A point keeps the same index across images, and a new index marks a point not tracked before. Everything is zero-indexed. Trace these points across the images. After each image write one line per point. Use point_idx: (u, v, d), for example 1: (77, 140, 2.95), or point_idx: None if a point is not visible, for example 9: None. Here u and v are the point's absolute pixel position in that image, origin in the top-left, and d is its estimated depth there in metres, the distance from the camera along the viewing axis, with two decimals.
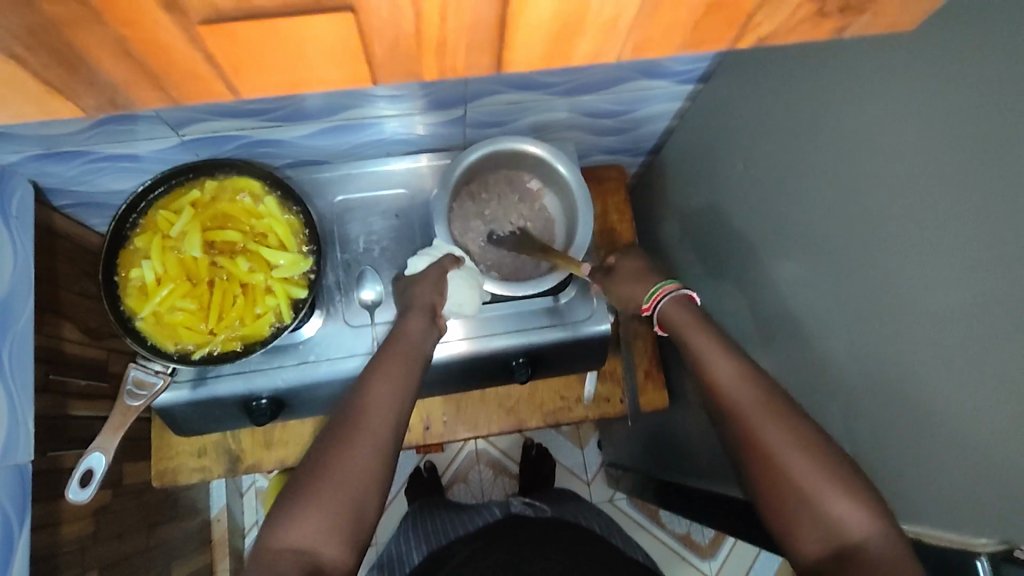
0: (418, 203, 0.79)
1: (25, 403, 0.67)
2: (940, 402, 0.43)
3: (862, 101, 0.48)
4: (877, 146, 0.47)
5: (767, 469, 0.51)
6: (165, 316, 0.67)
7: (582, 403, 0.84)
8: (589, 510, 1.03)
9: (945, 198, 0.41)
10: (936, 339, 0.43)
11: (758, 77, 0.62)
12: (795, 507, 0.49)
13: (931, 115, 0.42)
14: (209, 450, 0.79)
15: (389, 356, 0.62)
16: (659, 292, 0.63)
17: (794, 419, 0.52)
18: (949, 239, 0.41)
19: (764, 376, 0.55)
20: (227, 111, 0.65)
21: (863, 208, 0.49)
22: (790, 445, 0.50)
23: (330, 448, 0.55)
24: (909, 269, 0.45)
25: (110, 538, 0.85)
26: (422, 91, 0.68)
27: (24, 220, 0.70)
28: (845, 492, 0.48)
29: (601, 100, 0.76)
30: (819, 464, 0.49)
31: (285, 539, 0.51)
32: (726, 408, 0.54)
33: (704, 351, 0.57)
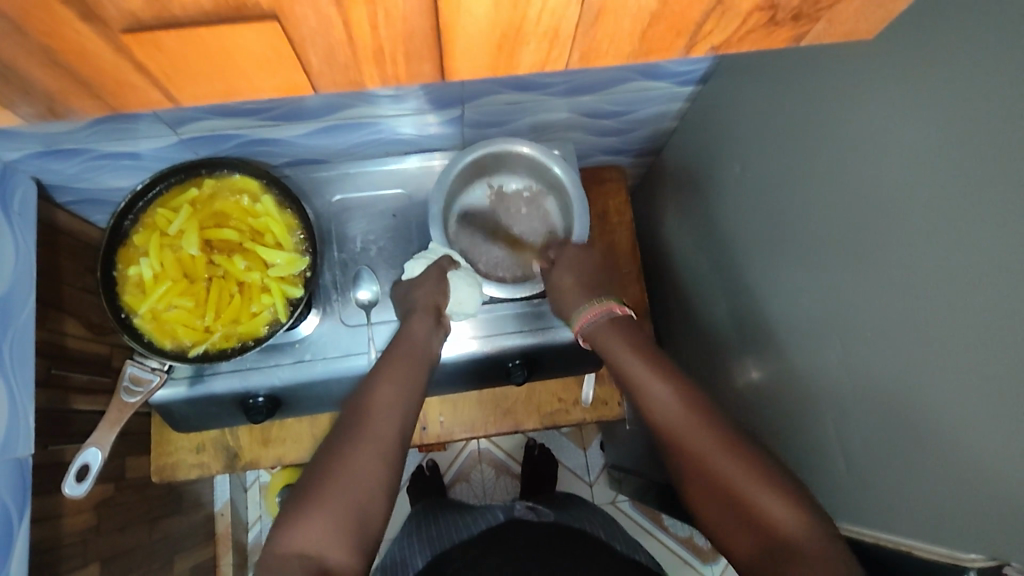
0: (417, 203, 0.78)
1: (25, 399, 0.68)
2: (933, 413, 0.42)
3: (862, 104, 0.47)
4: (873, 150, 0.46)
5: (699, 479, 0.54)
6: (162, 314, 0.67)
7: (580, 405, 0.84)
8: (591, 513, 1.03)
9: (941, 205, 0.40)
10: (929, 349, 0.42)
11: (757, 79, 0.61)
12: (731, 511, 0.52)
13: (928, 120, 0.41)
14: (206, 446, 0.79)
15: (388, 358, 0.62)
16: (591, 309, 0.65)
17: (720, 430, 0.55)
18: (944, 247, 0.40)
19: (693, 391, 0.58)
20: (224, 110, 0.66)
21: (858, 214, 0.48)
22: (716, 454, 0.54)
23: (335, 451, 0.55)
24: (903, 276, 0.44)
25: (111, 531, 0.86)
26: (420, 90, 0.67)
27: (26, 217, 0.71)
28: (775, 493, 0.51)
29: (601, 100, 0.76)
30: (744, 468, 0.52)
31: (282, 538, 0.51)
32: (658, 425, 0.57)
33: (636, 363, 0.60)
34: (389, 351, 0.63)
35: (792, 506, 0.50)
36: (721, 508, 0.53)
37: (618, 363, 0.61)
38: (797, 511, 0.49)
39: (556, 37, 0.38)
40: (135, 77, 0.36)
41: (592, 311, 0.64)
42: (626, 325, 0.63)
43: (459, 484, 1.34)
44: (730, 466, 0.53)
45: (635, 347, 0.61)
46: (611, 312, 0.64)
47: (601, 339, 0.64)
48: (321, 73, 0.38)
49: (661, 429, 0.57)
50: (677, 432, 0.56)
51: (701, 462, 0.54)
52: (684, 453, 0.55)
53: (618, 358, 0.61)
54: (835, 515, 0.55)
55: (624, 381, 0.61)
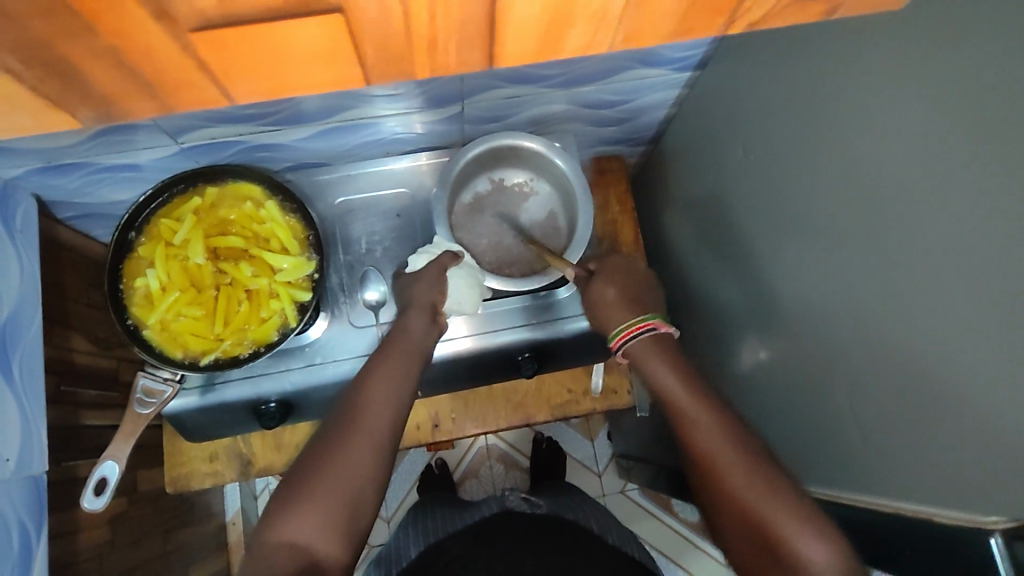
0: (419, 202, 0.78)
1: (37, 415, 0.68)
2: (943, 381, 0.43)
3: (861, 82, 0.48)
4: (873, 127, 0.47)
5: (735, 513, 0.54)
6: (172, 324, 0.67)
7: (590, 395, 0.84)
8: (587, 503, 1.03)
9: (944, 177, 0.41)
10: (938, 319, 0.43)
11: (755, 62, 0.62)
12: (761, 546, 0.52)
13: (930, 93, 0.42)
14: (220, 454, 0.79)
15: (382, 354, 0.61)
16: (633, 325, 0.63)
17: (757, 463, 0.54)
18: (948, 218, 0.41)
19: (733, 423, 0.57)
20: (225, 117, 0.66)
21: (861, 190, 0.49)
22: (755, 491, 0.53)
23: (327, 446, 0.55)
24: (908, 249, 0.45)
25: (126, 544, 0.86)
26: (419, 88, 0.68)
27: (28, 233, 0.71)
28: (815, 536, 0.50)
29: (598, 91, 0.76)
30: (784, 508, 0.52)
31: (281, 525, 0.52)
32: (694, 452, 0.57)
33: (679, 396, 0.59)
34: (384, 347, 0.62)
35: (832, 550, 0.50)
36: (753, 543, 0.53)
37: (655, 385, 0.61)
38: (837, 558, 0.49)
39: (603, 22, 0.38)
40: (194, 78, 0.36)
41: (635, 328, 0.63)
42: (671, 349, 0.62)
43: (469, 481, 1.34)
44: (765, 501, 0.52)
45: (677, 376, 0.60)
46: (656, 329, 0.63)
47: (639, 357, 0.63)
48: (374, 67, 0.38)
49: (695, 458, 0.57)
50: (713, 462, 0.55)
51: (737, 495, 0.54)
52: (718, 483, 0.55)
53: (658, 384, 0.61)
54: (851, 487, 0.56)
55: (659, 404, 0.61)
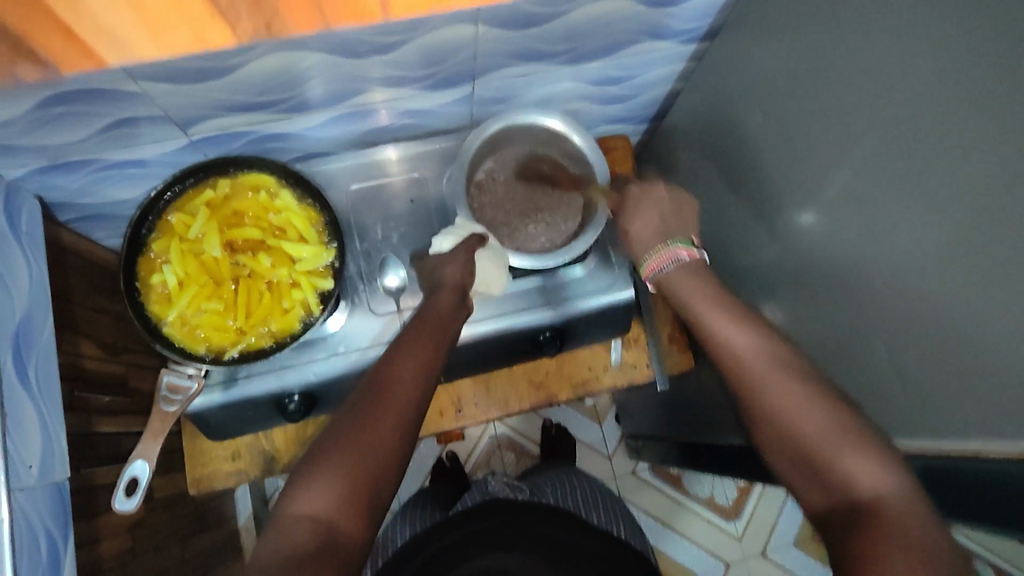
0: (432, 186, 0.78)
1: (55, 420, 0.66)
2: (980, 322, 0.44)
3: (885, 35, 0.49)
4: (897, 82, 0.48)
5: (773, 428, 0.52)
6: (192, 320, 0.66)
7: (610, 371, 0.85)
8: (586, 483, 1.02)
9: (980, 121, 0.42)
10: (977, 260, 0.44)
11: (771, 27, 0.63)
12: (803, 458, 0.50)
13: (961, 41, 0.43)
14: (242, 452, 0.78)
15: (413, 330, 0.60)
16: (659, 254, 0.62)
17: (801, 375, 0.53)
18: (985, 161, 0.42)
19: (776, 341, 0.55)
20: (238, 105, 0.65)
21: (887, 144, 0.50)
22: (796, 403, 0.51)
23: (354, 416, 0.53)
24: (942, 197, 0.46)
25: (146, 552, 0.84)
26: (430, 68, 0.67)
27: (34, 235, 0.69)
28: (862, 450, 0.48)
29: (607, 66, 0.77)
30: (825, 420, 0.50)
31: (300, 499, 0.49)
32: (732, 368, 0.56)
33: (715, 318, 0.58)
34: (414, 324, 0.61)
35: (879, 464, 0.47)
36: (794, 458, 0.51)
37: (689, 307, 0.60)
38: (884, 472, 0.46)
39: None
40: None
41: (659, 258, 0.62)
42: (705, 279, 0.61)
43: (480, 471, 1.34)
44: (809, 413, 0.50)
45: (713, 301, 0.59)
46: (679, 258, 0.62)
47: (676, 286, 0.61)
48: None
49: (733, 375, 0.56)
50: (752, 378, 0.54)
51: (776, 409, 0.52)
52: (757, 398, 0.53)
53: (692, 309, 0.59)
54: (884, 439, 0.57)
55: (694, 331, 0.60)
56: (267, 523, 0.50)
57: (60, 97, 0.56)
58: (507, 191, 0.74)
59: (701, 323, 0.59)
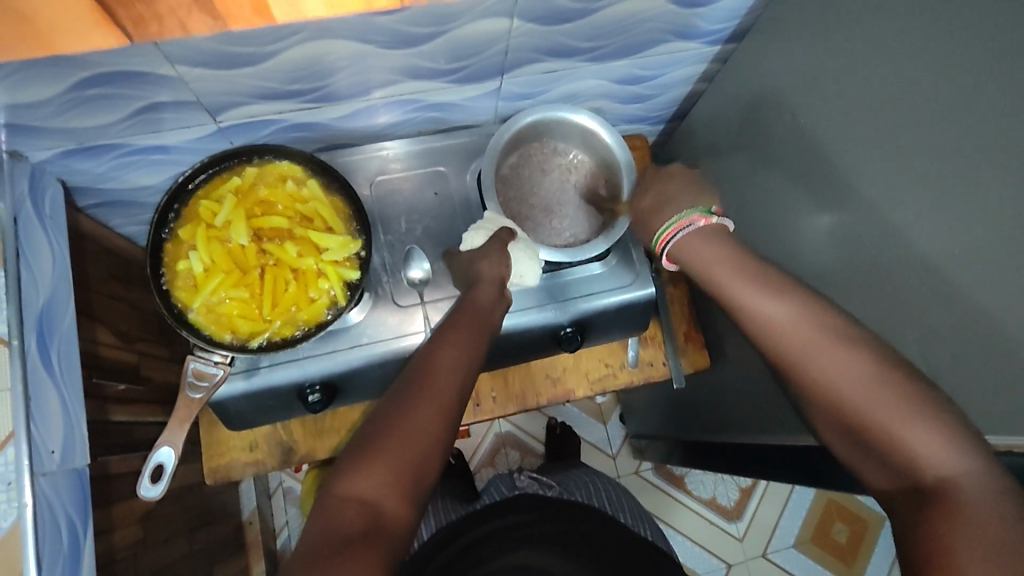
0: (455, 180, 0.78)
1: (77, 406, 0.65)
2: (996, 322, 0.44)
3: (908, 41, 0.50)
4: (920, 84, 0.49)
5: (833, 411, 0.52)
6: (218, 307, 0.66)
7: (627, 368, 0.85)
8: (599, 477, 1.04)
9: (1002, 123, 0.43)
10: (989, 266, 0.45)
11: (793, 28, 0.63)
12: (862, 435, 0.50)
13: (983, 47, 0.44)
14: (260, 443, 0.77)
15: (451, 323, 0.62)
16: (676, 224, 0.64)
17: (852, 344, 0.52)
18: (1009, 164, 0.43)
19: (824, 310, 0.55)
20: (267, 93, 0.65)
21: (907, 146, 0.51)
22: (855, 382, 0.51)
23: (396, 404, 0.55)
24: (961, 197, 0.46)
25: (157, 543, 0.83)
26: (461, 61, 0.68)
27: (57, 219, 0.68)
28: (919, 420, 0.47)
29: (631, 66, 0.77)
30: (888, 397, 0.49)
31: (345, 480, 0.51)
32: (781, 345, 0.56)
33: (760, 295, 0.58)
34: (451, 316, 0.63)
35: (945, 441, 0.46)
36: (859, 441, 0.50)
37: (731, 287, 0.60)
38: (952, 449, 0.45)
39: None
40: None
41: (677, 226, 0.64)
42: (745, 258, 0.61)
43: (485, 469, 1.34)
44: (863, 387, 0.50)
45: (759, 281, 0.59)
46: (705, 229, 0.63)
47: (698, 255, 0.63)
48: None
49: (786, 359, 0.55)
50: (807, 358, 0.54)
51: (835, 390, 0.52)
52: (810, 375, 0.54)
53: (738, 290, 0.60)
54: None
55: (741, 312, 0.60)
56: (313, 506, 0.51)
57: (92, 79, 0.56)
58: (531, 188, 0.74)
59: (746, 302, 0.59)
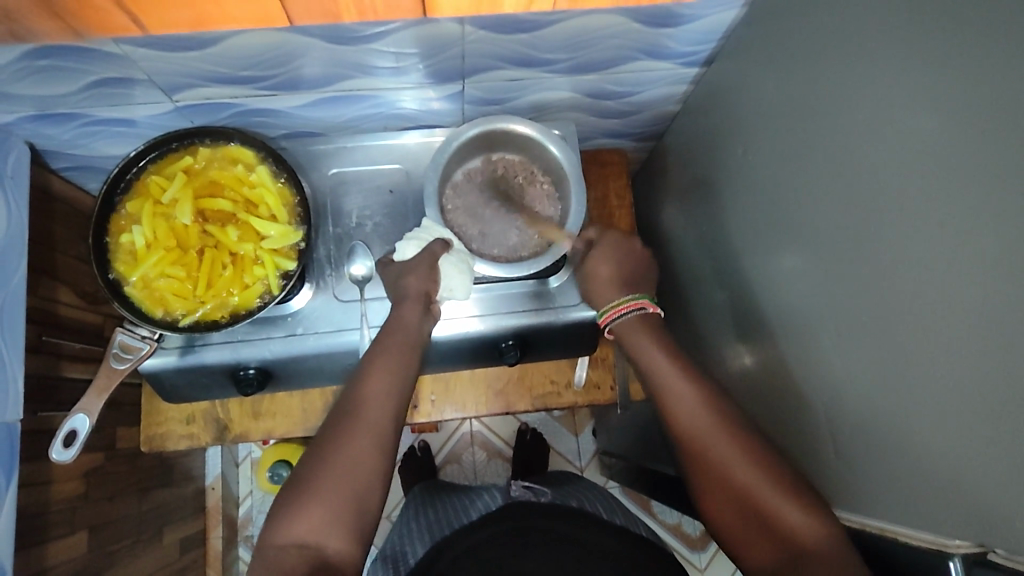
0: (412, 180, 0.78)
1: (14, 363, 0.68)
2: (943, 398, 0.42)
3: (873, 88, 0.47)
4: (885, 135, 0.46)
5: (720, 485, 0.57)
6: (154, 283, 0.67)
7: (572, 388, 0.84)
8: (590, 490, 1.01)
9: (959, 189, 0.40)
10: (933, 334, 0.42)
11: (767, 60, 0.61)
12: (750, 513, 0.55)
13: (937, 105, 0.42)
14: (197, 417, 0.80)
15: (382, 344, 0.63)
16: (618, 306, 0.66)
17: (734, 429, 0.58)
18: (962, 231, 0.40)
19: (713, 394, 0.60)
20: (222, 77, 0.65)
21: (867, 195, 0.48)
22: (742, 460, 0.56)
23: (332, 440, 0.57)
24: (912, 259, 0.44)
25: (100, 499, 0.86)
26: (421, 62, 0.67)
27: (19, 179, 0.70)
28: (798, 502, 0.53)
29: (602, 80, 0.75)
30: (770, 476, 0.55)
31: (282, 530, 0.54)
32: (680, 429, 0.60)
33: (661, 365, 0.62)
34: (383, 339, 0.64)
35: (813, 514, 0.52)
36: (745, 515, 0.56)
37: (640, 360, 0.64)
38: (819, 521, 0.52)
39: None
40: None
41: (619, 308, 0.66)
42: (658, 331, 0.65)
43: (451, 464, 1.34)
44: (748, 470, 0.56)
45: (665, 353, 0.63)
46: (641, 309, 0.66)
47: (626, 332, 0.66)
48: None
49: (680, 435, 0.60)
50: (699, 436, 0.58)
51: (724, 466, 0.57)
52: (705, 458, 0.58)
53: (648, 360, 0.63)
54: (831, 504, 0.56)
55: (646, 385, 0.63)
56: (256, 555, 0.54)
57: (46, 49, 0.57)
58: (483, 201, 0.73)
59: (650, 378, 0.63)
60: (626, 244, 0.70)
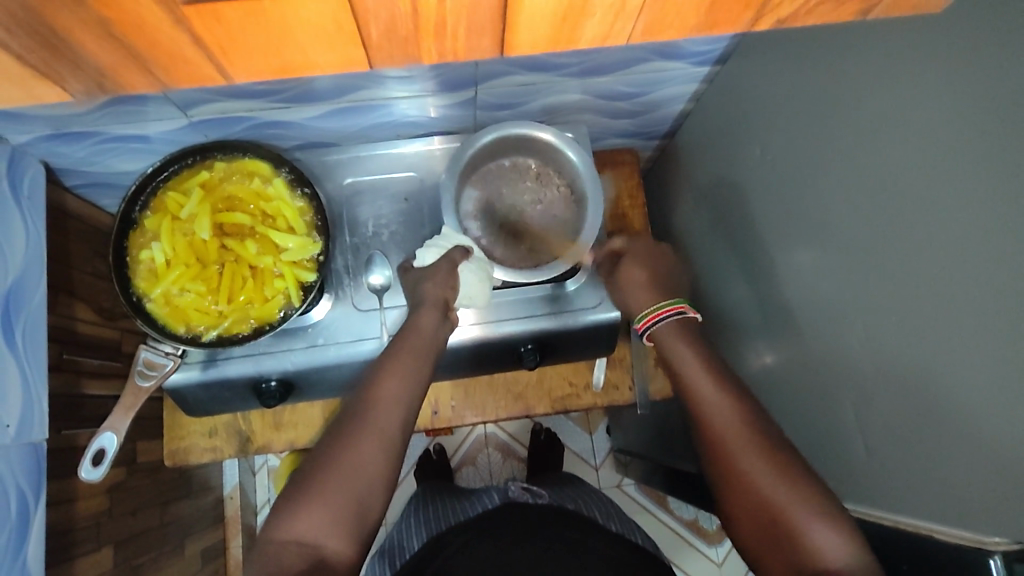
0: (428, 187, 0.78)
1: (39, 383, 0.68)
2: (971, 393, 0.42)
3: (891, 85, 0.47)
4: (905, 133, 0.46)
5: (738, 489, 0.56)
6: (176, 299, 0.67)
7: (591, 389, 0.84)
8: (590, 493, 1.01)
9: (981, 186, 0.40)
10: (962, 328, 0.43)
11: (780, 58, 0.61)
12: (769, 524, 0.54)
13: (957, 102, 0.42)
14: (220, 430, 0.80)
15: (398, 351, 0.62)
16: (656, 311, 0.67)
17: (764, 438, 0.57)
18: (985, 226, 0.40)
19: (749, 405, 0.59)
20: (236, 92, 0.65)
21: (887, 192, 0.48)
22: (767, 472, 0.55)
23: (339, 442, 0.57)
24: (935, 256, 0.44)
25: (124, 513, 0.87)
26: (435, 71, 0.67)
27: (36, 200, 0.70)
28: (820, 518, 0.52)
29: (614, 82, 0.75)
30: (791, 488, 0.54)
31: (288, 526, 0.53)
32: (709, 433, 0.59)
33: (698, 373, 0.62)
34: (401, 343, 0.63)
35: (834, 533, 0.51)
36: (762, 525, 0.54)
37: (677, 367, 0.63)
38: (840, 539, 0.51)
39: None
40: None
41: (658, 313, 0.66)
42: (695, 339, 0.65)
43: (467, 466, 1.34)
44: (773, 480, 0.54)
45: (702, 360, 0.63)
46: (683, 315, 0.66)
47: (667, 339, 0.66)
48: None
49: (708, 441, 0.59)
50: (729, 442, 0.58)
51: (748, 474, 0.56)
52: (731, 464, 0.57)
53: (683, 367, 0.63)
54: (862, 500, 0.56)
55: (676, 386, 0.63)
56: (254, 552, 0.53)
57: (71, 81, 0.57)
58: (502, 202, 0.73)
59: (685, 383, 0.62)
60: (655, 249, 0.73)
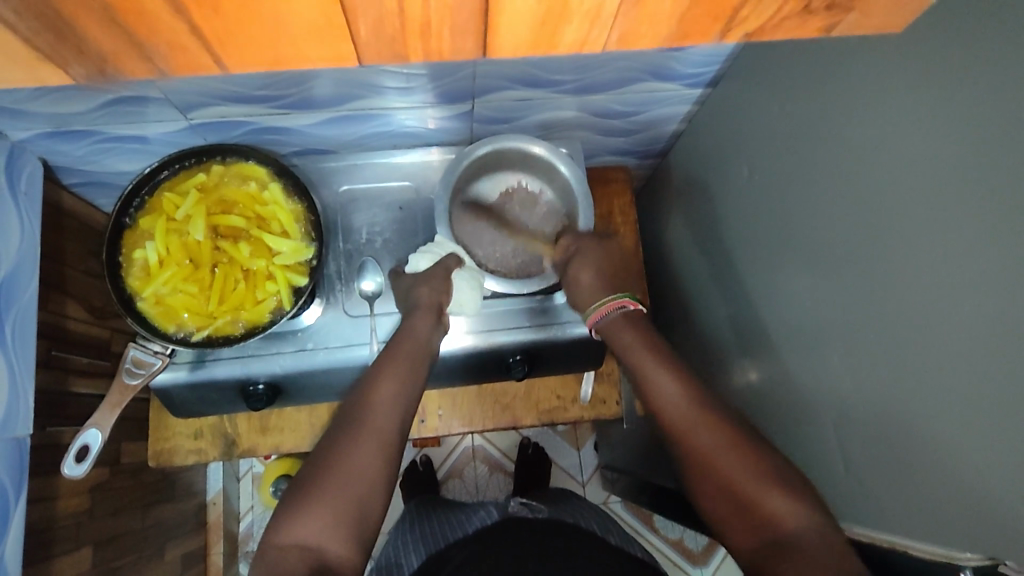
0: (423, 197, 0.79)
1: (25, 377, 0.68)
2: (949, 408, 0.43)
3: (874, 109, 0.49)
4: (886, 154, 0.48)
5: (705, 477, 0.55)
6: (167, 299, 0.67)
7: (578, 403, 0.84)
8: (589, 508, 1.00)
9: (957, 206, 0.42)
10: (939, 345, 0.43)
11: (769, 81, 0.62)
12: (734, 505, 0.53)
13: (934, 124, 0.43)
14: (205, 432, 0.80)
15: (388, 356, 0.63)
16: (606, 302, 0.66)
17: (719, 421, 0.57)
18: (962, 245, 0.41)
19: (700, 390, 0.59)
20: (236, 97, 0.66)
21: (868, 212, 0.49)
22: (725, 452, 0.55)
23: (337, 445, 0.57)
24: (913, 274, 0.45)
25: (105, 514, 0.86)
26: (432, 82, 0.68)
27: (32, 195, 0.71)
28: (783, 493, 0.52)
29: (609, 100, 0.76)
30: (756, 469, 0.53)
31: (284, 531, 0.53)
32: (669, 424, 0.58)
33: (648, 359, 0.61)
34: (392, 348, 0.64)
35: (797, 505, 0.51)
36: (728, 508, 0.54)
37: (628, 356, 0.63)
38: (804, 511, 0.50)
39: None
40: None
41: (607, 306, 0.66)
42: (641, 325, 0.65)
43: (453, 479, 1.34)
44: (734, 462, 0.54)
45: (650, 347, 0.62)
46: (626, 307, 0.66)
47: (617, 331, 0.65)
48: None
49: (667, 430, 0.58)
50: (688, 429, 0.57)
51: (708, 458, 0.55)
52: (692, 452, 0.56)
53: (634, 356, 0.62)
54: (840, 517, 0.56)
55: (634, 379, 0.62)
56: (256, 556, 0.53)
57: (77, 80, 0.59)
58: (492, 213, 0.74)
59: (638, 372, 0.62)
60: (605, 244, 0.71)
